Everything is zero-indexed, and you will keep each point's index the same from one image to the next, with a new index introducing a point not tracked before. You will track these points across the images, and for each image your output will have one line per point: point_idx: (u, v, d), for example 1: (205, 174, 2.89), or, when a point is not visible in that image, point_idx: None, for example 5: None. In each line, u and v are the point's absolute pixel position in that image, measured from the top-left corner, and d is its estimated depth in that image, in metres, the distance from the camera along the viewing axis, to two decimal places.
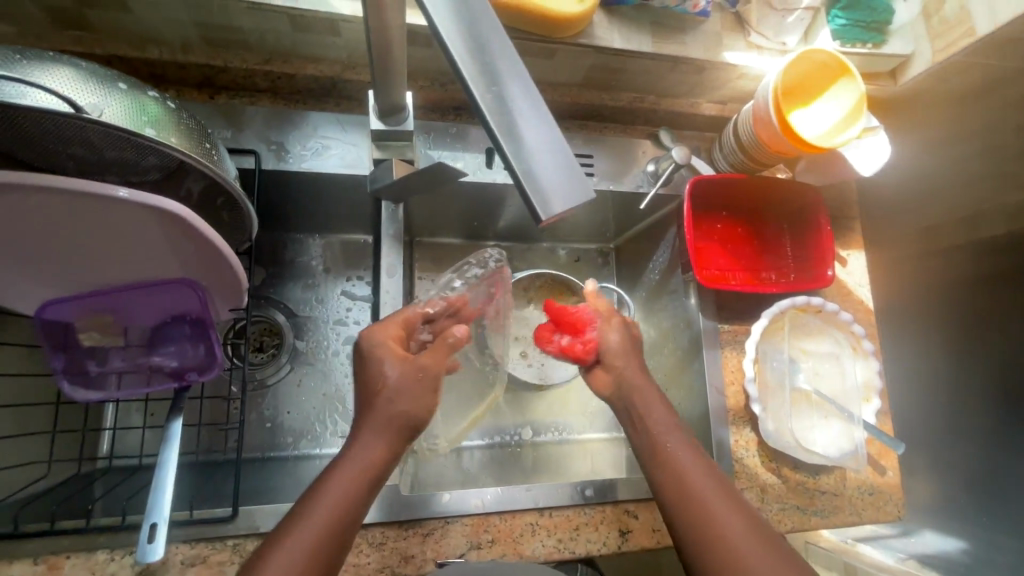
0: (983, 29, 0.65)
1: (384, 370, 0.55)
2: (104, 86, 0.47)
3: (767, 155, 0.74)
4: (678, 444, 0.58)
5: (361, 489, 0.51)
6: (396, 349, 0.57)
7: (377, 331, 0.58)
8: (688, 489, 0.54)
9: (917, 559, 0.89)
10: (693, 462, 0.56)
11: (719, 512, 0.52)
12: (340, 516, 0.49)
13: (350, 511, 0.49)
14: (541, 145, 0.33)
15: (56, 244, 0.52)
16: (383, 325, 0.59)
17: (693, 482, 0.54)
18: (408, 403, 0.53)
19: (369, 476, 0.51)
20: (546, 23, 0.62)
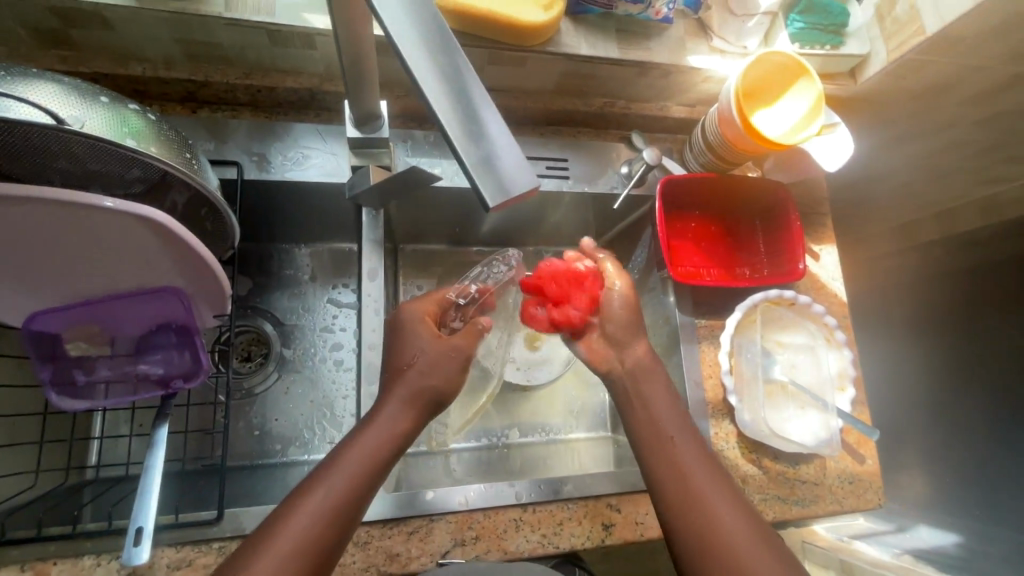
0: (931, 27, 0.68)
1: (418, 346, 0.59)
2: (86, 100, 0.49)
3: (734, 154, 0.76)
4: (677, 428, 0.59)
5: (362, 478, 0.52)
6: (430, 326, 0.62)
7: (414, 308, 0.63)
8: (687, 472, 0.56)
9: (913, 554, 0.79)
10: (690, 446, 0.58)
11: (714, 498, 0.54)
12: (339, 506, 0.50)
13: (352, 501, 0.51)
14: (489, 139, 0.35)
15: (43, 254, 0.54)
16: (420, 302, 0.65)
17: (692, 467, 0.56)
18: (438, 377, 0.58)
19: (374, 468, 0.53)
20: (513, 31, 0.65)
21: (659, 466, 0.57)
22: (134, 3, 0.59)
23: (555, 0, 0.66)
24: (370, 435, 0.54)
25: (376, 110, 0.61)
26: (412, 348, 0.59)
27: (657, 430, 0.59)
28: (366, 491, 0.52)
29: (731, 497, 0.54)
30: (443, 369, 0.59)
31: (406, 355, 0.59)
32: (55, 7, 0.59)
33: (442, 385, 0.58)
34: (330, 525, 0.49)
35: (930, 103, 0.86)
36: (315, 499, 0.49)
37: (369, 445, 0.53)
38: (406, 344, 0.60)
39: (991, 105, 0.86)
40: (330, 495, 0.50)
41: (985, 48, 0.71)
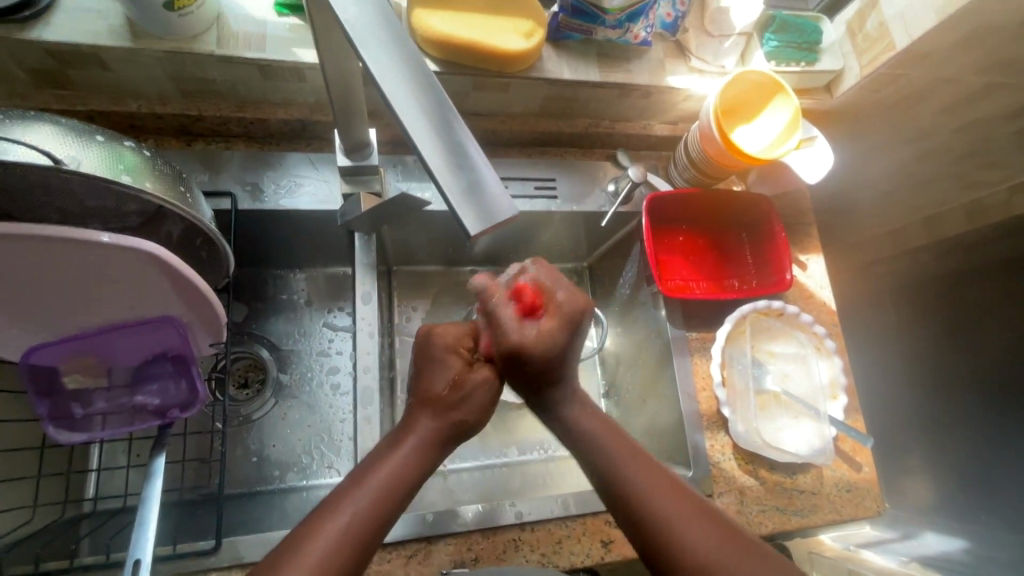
0: (901, 42, 0.70)
1: (443, 378, 0.55)
2: (82, 139, 0.50)
3: (716, 169, 0.78)
4: (626, 458, 0.53)
5: (387, 499, 0.49)
6: (460, 359, 0.56)
7: (445, 333, 0.57)
8: (641, 504, 0.50)
9: (920, 561, 0.80)
10: (634, 463, 0.53)
11: (682, 526, 0.48)
12: (364, 529, 0.46)
13: (373, 528, 0.47)
14: (468, 170, 0.36)
15: (39, 289, 0.55)
16: (453, 327, 0.58)
17: (644, 499, 0.50)
18: (468, 410, 0.55)
19: (398, 494, 0.49)
20: (497, 58, 0.67)
21: (617, 500, 0.52)
22: (130, 44, 0.61)
23: (536, 28, 0.68)
24: (396, 459, 0.51)
25: (365, 138, 0.62)
26: (438, 378, 0.55)
27: (606, 457, 0.53)
28: (387, 518, 0.49)
29: (699, 519, 0.48)
30: (476, 403, 0.55)
31: (434, 384, 0.55)
32: (52, 49, 0.61)
33: (471, 417, 0.55)
34: (350, 549, 0.45)
35: (907, 113, 0.88)
36: (336, 521, 0.46)
37: (392, 468, 0.50)
38: (433, 373, 0.55)
39: (965, 114, 0.88)
40: (348, 522, 0.46)
41: (955, 60, 0.74)
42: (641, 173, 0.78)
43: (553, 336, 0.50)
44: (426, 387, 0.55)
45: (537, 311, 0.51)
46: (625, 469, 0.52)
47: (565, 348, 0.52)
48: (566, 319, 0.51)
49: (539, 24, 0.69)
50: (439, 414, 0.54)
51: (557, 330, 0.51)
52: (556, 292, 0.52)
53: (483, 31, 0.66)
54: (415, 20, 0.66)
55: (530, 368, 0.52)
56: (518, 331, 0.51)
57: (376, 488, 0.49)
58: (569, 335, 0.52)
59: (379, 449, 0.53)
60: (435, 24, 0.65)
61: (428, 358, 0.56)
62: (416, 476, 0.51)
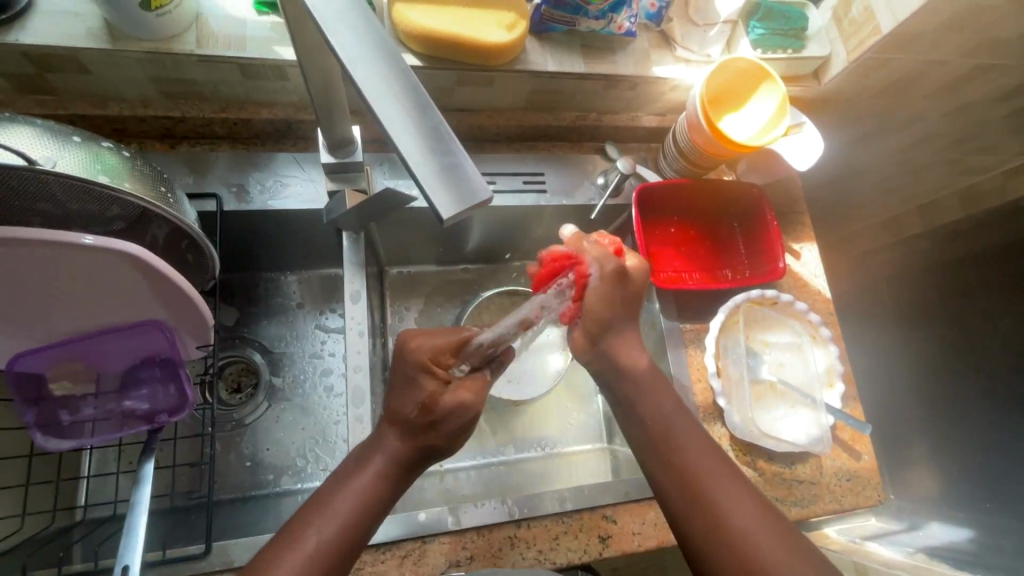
0: (886, 26, 0.70)
1: (414, 399, 0.54)
2: (59, 141, 0.50)
3: (705, 159, 0.78)
4: (682, 422, 0.59)
5: (354, 521, 0.51)
6: (437, 377, 0.54)
7: (422, 348, 0.55)
8: (688, 464, 0.56)
9: (926, 552, 0.79)
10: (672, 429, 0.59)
11: (722, 488, 0.54)
12: (332, 550, 0.49)
13: (342, 548, 0.50)
14: (440, 153, 0.35)
15: (21, 293, 0.55)
16: (430, 340, 0.56)
17: (692, 459, 0.56)
18: (436, 435, 0.54)
19: (365, 514, 0.52)
20: (480, 52, 0.67)
21: (662, 458, 0.57)
22: (109, 46, 0.61)
23: (519, 21, 0.68)
24: (356, 484, 0.52)
25: (349, 135, 0.62)
26: (410, 399, 0.54)
27: (662, 422, 0.59)
28: (353, 539, 0.51)
29: (736, 491, 0.54)
30: (446, 428, 0.54)
31: (405, 405, 0.54)
32: (31, 53, 0.60)
33: (438, 442, 0.54)
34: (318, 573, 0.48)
35: (895, 99, 0.88)
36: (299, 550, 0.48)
37: (355, 493, 0.52)
38: (406, 393, 0.54)
39: (953, 98, 0.88)
40: (315, 545, 0.49)
41: (941, 44, 0.74)
42: (631, 164, 0.78)
43: (642, 265, 0.64)
44: (397, 406, 0.54)
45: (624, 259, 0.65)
46: (678, 433, 0.58)
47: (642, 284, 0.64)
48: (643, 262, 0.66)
49: (522, 17, 0.68)
50: (406, 435, 0.54)
51: (641, 265, 0.65)
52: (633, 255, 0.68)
53: (465, 25, 0.66)
54: (396, 16, 0.66)
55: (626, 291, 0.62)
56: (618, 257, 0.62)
57: (341, 512, 0.51)
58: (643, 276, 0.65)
59: (346, 468, 0.54)
60: (416, 19, 0.65)
61: (403, 375, 0.55)
62: (380, 496, 0.53)
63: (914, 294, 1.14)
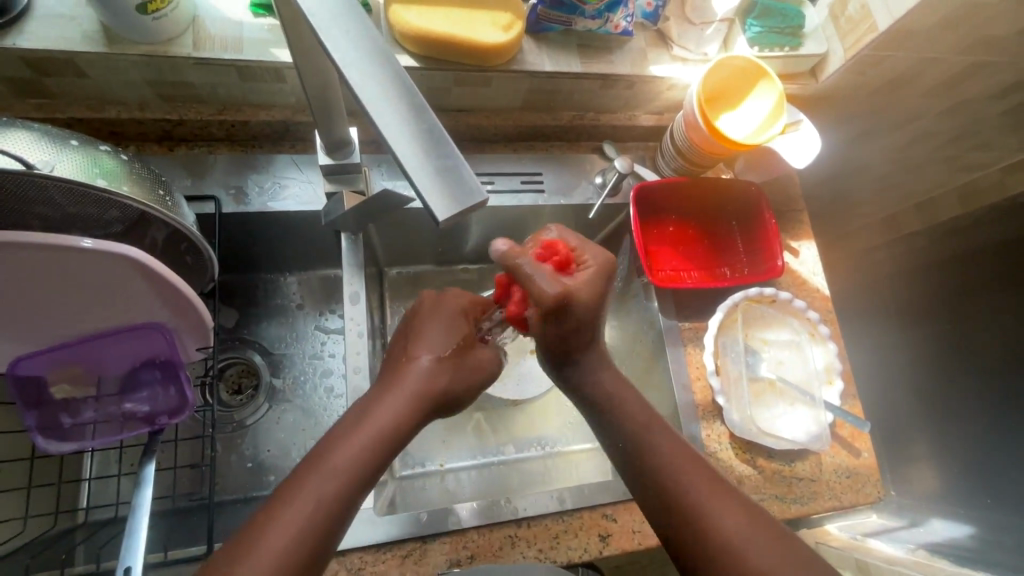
0: (882, 24, 0.70)
1: (441, 339, 0.58)
2: (56, 145, 0.50)
3: (703, 158, 0.78)
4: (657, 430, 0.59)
5: (352, 481, 0.49)
6: (467, 323, 0.61)
7: (459, 298, 0.62)
8: (668, 476, 0.56)
9: (927, 548, 0.79)
10: (659, 439, 0.58)
11: (703, 497, 0.54)
12: (329, 510, 0.47)
13: (339, 506, 0.48)
14: (434, 156, 0.35)
15: (22, 298, 0.55)
16: (465, 294, 0.64)
17: (671, 471, 0.56)
18: (457, 383, 0.57)
19: (363, 472, 0.50)
20: (476, 53, 0.67)
21: (646, 473, 0.57)
22: (106, 50, 0.61)
23: (515, 21, 0.68)
24: (340, 460, 0.49)
25: (346, 137, 0.62)
26: (443, 339, 0.58)
27: (646, 430, 0.59)
28: (353, 497, 0.49)
29: (726, 499, 0.54)
30: (464, 378, 0.57)
31: (434, 346, 0.57)
32: (29, 57, 0.61)
33: (454, 395, 0.57)
34: (315, 532, 0.46)
35: (893, 96, 0.88)
36: (296, 507, 0.47)
37: (345, 460, 0.49)
38: (438, 332, 0.58)
39: (951, 95, 0.88)
40: (314, 501, 0.47)
41: (938, 41, 0.73)
42: (628, 163, 0.78)
43: (588, 283, 0.54)
44: (423, 347, 0.57)
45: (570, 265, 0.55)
46: (659, 446, 0.57)
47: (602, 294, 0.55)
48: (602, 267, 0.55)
49: (518, 17, 0.68)
50: (434, 372, 0.55)
51: (593, 278, 0.54)
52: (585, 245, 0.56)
53: (461, 26, 0.66)
54: (392, 17, 0.66)
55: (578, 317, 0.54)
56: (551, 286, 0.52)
57: (324, 486, 0.48)
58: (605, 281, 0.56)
59: (330, 440, 0.51)
60: (412, 20, 0.65)
61: (441, 316, 0.60)
62: (364, 474, 0.50)
63: (913, 290, 1.14)
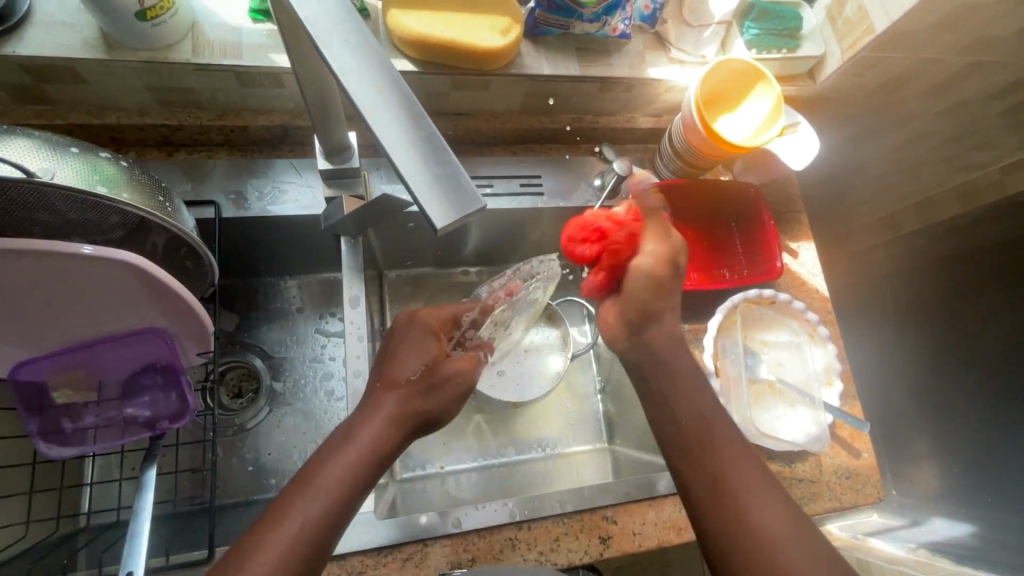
0: (880, 25, 0.70)
1: (409, 363, 0.57)
2: (57, 152, 0.50)
3: (702, 159, 0.78)
4: (719, 421, 0.59)
5: (344, 495, 0.50)
6: (435, 344, 0.60)
7: (427, 318, 0.62)
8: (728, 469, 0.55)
9: (928, 547, 0.79)
10: (713, 429, 0.58)
11: (758, 492, 0.54)
12: (321, 523, 0.48)
13: (331, 519, 0.49)
14: (432, 162, 0.36)
15: (24, 305, 0.55)
16: (432, 313, 0.63)
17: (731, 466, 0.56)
18: (433, 403, 0.56)
19: (355, 486, 0.51)
20: (474, 57, 0.68)
21: (697, 463, 0.56)
22: (105, 57, 0.62)
23: (513, 25, 0.68)
24: (323, 486, 0.50)
25: (346, 141, 0.62)
26: (413, 361, 0.57)
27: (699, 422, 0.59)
28: (344, 511, 0.50)
29: (773, 500, 0.54)
30: (441, 398, 0.56)
31: (405, 369, 0.57)
32: (29, 64, 0.61)
33: (433, 413, 0.56)
34: (307, 545, 0.47)
35: (891, 97, 0.88)
36: (290, 521, 0.48)
37: (338, 473, 0.50)
38: (408, 356, 0.58)
39: (949, 95, 0.88)
40: (306, 517, 0.48)
41: (937, 42, 0.74)
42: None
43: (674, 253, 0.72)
44: (395, 370, 0.56)
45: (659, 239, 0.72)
46: (716, 436, 0.58)
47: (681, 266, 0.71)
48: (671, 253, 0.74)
49: (516, 21, 0.69)
50: (404, 398, 0.55)
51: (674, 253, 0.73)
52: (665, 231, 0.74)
53: (460, 30, 0.66)
54: (390, 21, 0.66)
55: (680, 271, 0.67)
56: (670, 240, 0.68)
57: (308, 512, 0.48)
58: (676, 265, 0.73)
59: (313, 464, 0.51)
60: (410, 24, 0.66)
61: (407, 339, 0.59)
62: (346, 501, 0.50)
63: (912, 290, 1.15)
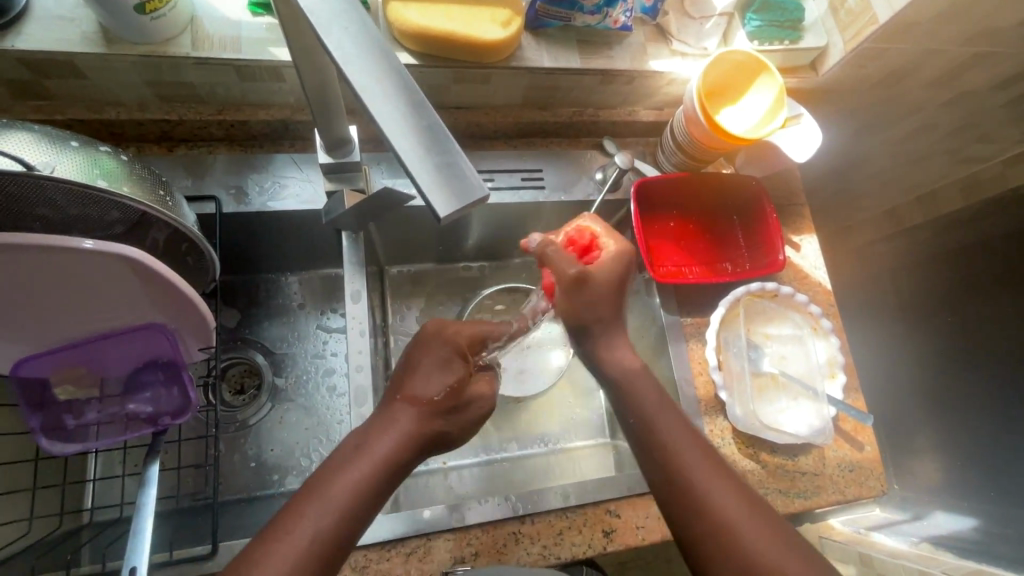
0: (883, 16, 0.70)
1: (432, 384, 0.56)
2: (56, 146, 0.50)
3: (704, 152, 0.77)
4: (671, 426, 0.58)
5: (359, 501, 0.50)
6: (462, 364, 0.58)
7: (456, 336, 0.60)
8: (697, 488, 0.53)
9: (931, 542, 0.80)
10: (652, 397, 0.60)
11: (715, 486, 0.53)
12: (335, 530, 0.48)
13: (346, 526, 0.48)
14: (434, 152, 0.35)
15: (25, 300, 0.55)
16: (462, 328, 0.61)
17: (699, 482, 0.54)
18: (454, 425, 0.56)
19: (371, 494, 0.50)
20: (476, 50, 0.67)
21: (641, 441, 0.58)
22: (104, 51, 0.61)
23: (514, 17, 0.68)
24: (334, 495, 0.49)
25: (347, 135, 0.62)
26: (437, 381, 0.56)
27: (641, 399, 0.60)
28: (358, 522, 0.50)
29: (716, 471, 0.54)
30: (460, 420, 0.57)
31: (429, 387, 0.56)
32: (28, 59, 0.61)
33: (453, 434, 0.56)
34: (318, 554, 0.47)
35: (894, 88, 0.87)
36: (302, 528, 0.47)
37: (352, 479, 0.50)
38: (432, 374, 0.56)
39: (952, 87, 0.88)
40: (320, 526, 0.47)
41: (941, 32, 0.73)
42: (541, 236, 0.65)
43: (613, 261, 0.63)
44: (419, 387, 0.55)
45: (593, 252, 0.65)
46: (652, 407, 0.59)
47: (621, 274, 0.64)
48: (620, 250, 0.64)
49: (517, 13, 0.68)
50: (426, 418, 0.55)
51: (614, 258, 0.64)
52: (608, 232, 0.65)
53: (460, 23, 0.66)
54: (391, 14, 0.66)
55: (595, 295, 0.63)
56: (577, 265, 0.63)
57: (319, 521, 0.47)
58: (625, 262, 0.64)
59: (324, 473, 0.51)
60: (411, 17, 0.65)
61: (435, 357, 0.57)
62: (358, 509, 0.49)
63: (915, 283, 1.14)
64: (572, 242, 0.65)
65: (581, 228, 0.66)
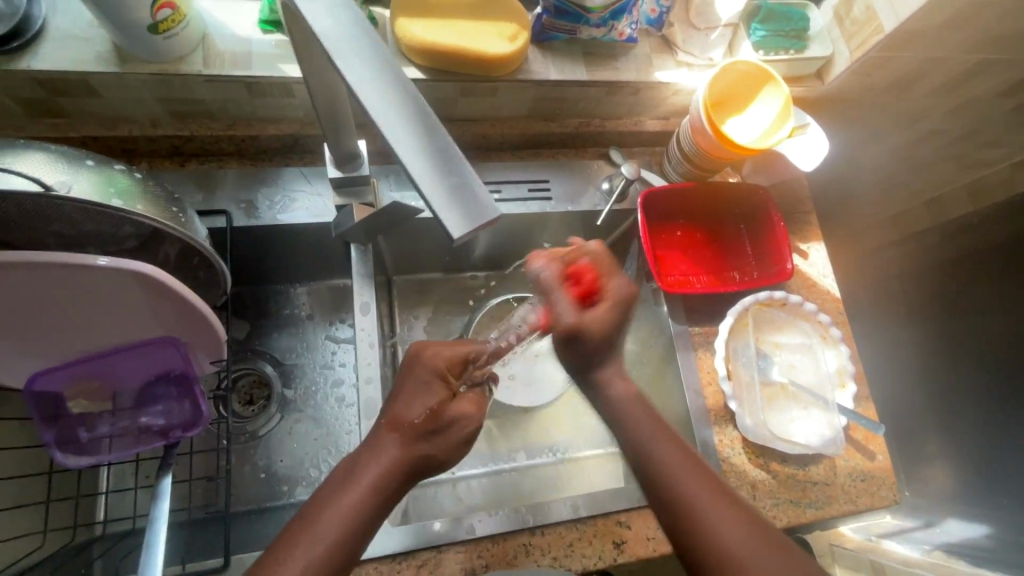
0: (889, 25, 0.69)
1: (411, 409, 0.56)
2: (73, 166, 0.51)
3: (709, 162, 0.78)
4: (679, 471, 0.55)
5: (353, 526, 0.50)
6: (440, 388, 0.58)
7: (434, 358, 0.59)
8: (695, 514, 0.52)
9: (944, 549, 0.79)
10: (656, 438, 0.58)
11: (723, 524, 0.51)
12: (328, 559, 0.48)
13: (341, 554, 0.49)
14: (445, 172, 0.36)
15: (42, 315, 0.56)
16: (443, 348, 0.61)
17: (686, 490, 0.54)
18: (439, 446, 0.55)
19: (365, 519, 0.51)
20: (481, 64, 0.68)
21: (649, 481, 0.56)
22: (118, 69, 0.62)
23: (520, 31, 0.68)
24: (323, 525, 0.49)
25: (356, 149, 0.62)
26: (419, 404, 0.56)
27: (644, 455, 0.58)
28: (354, 546, 0.50)
29: (733, 513, 0.52)
30: (449, 442, 0.56)
31: (411, 410, 0.56)
32: (43, 79, 0.62)
33: (442, 456, 0.55)
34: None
35: (901, 95, 0.87)
36: (291, 564, 0.47)
37: (347, 506, 0.51)
38: (414, 398, 0.57)
39: (959, 93, 0.87)
40: (314, 554, 0.48)
41: (946, 40, 0.73)
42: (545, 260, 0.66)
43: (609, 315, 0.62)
44: (401, 411, 0.56)
45: (595, 295, 0.64)
46: (658, 451, 0.57)
47: (617, 326, 0.63)
48: (619, 300, 0.63)
49: (522, 27, 0.69)
50: (407, 442, 0.55)
51: (611, 310, 0.62)
52: (611, 276, 0.64)
53: (468, 38, 0.67)
54: (398, 30, 0.67)
55: (586, 348, 0.63)
56: (576, 314, 0.62)
57: (310, 551, 0.48)
58: (621, 314, 0.63)
59: (313, 506, 0.51)
60: (418, 33, 0.66)
61: (416, 380, 0.58)
62: (353, 538, 0.50)
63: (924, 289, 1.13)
64: (577, 282, 0.65)
65: (584, 267, 0.65)
